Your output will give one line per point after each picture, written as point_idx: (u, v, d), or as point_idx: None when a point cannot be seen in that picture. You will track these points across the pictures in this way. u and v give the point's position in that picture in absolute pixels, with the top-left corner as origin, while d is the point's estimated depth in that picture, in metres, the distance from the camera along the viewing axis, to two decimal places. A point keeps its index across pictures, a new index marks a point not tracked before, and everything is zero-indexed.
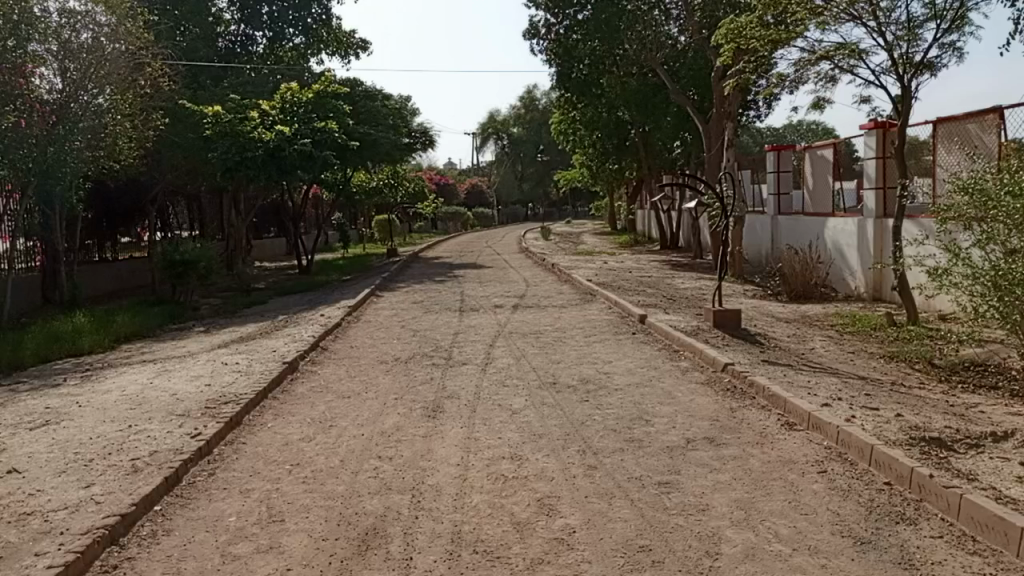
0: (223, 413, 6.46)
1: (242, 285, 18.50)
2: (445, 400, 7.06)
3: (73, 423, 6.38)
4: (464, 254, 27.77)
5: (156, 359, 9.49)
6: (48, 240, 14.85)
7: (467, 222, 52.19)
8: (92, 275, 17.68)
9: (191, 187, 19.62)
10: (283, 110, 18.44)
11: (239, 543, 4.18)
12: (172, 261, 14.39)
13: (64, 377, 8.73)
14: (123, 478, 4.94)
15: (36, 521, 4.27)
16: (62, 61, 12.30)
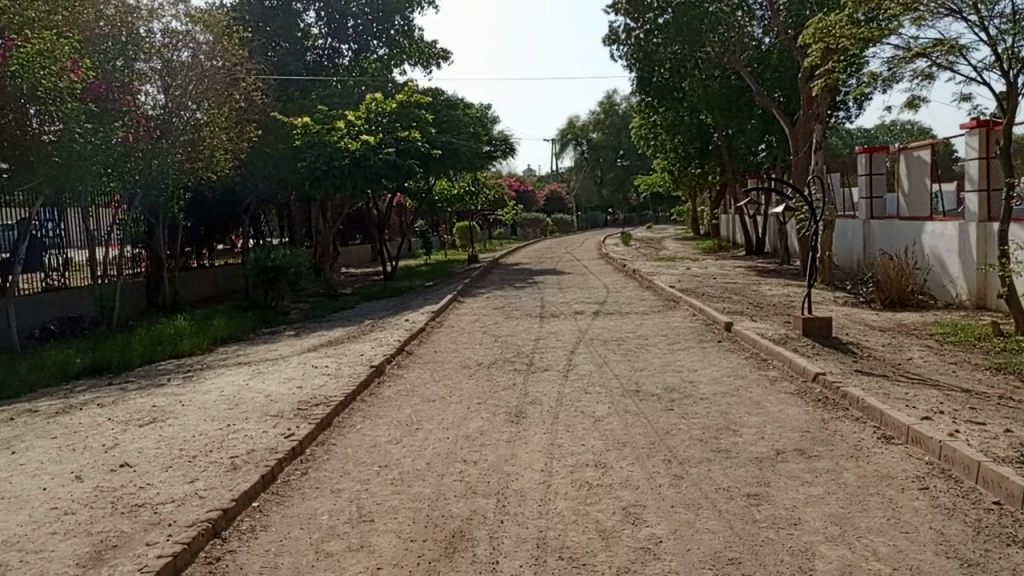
0: (314, 415, 6.69)
1: (330, 292, 19.08)
2: (528, 406, 7.10)
3: (177, 421, 6.73)
4: (544, 260, 27.86)
5: (252, 362, 9.93)
6: (153, 248, 15.72)
7: (547, 229, 52.34)
8: (192, 281, 18.60)
9: (281, 196, 20.36)
10: (369, 121, 18.93)
11: (331, 541, 4.32)
12: (264, 267, 14.99)
13: (167, 377, 9.21)
14: (224, 474, 5.18)
15: (147, 512, 4.51)
16: (166, 77, 13.03)
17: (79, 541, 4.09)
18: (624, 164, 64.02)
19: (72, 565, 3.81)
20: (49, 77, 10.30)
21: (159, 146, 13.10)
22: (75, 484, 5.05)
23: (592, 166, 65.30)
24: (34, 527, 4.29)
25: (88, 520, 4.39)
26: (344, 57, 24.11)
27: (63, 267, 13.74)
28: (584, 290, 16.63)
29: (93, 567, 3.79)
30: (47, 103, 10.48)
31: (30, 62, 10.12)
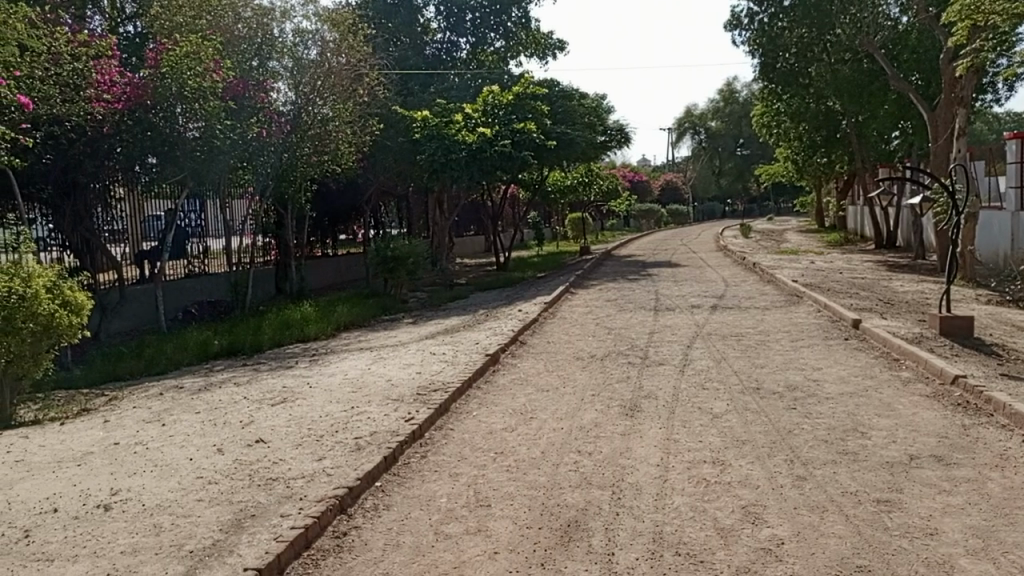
0: (433, 400, 6.89)
1: (445, 282, 19.55)
2: (643, 400, 7.02)
3: (306, 401, 7.12)
4: (658, 252, 27.41)
5: (373, 347, 10.33)
6: (282, 238, 16.61)
7: (662, 220, 51.34)
8: (317, 269, 19.53)
9: (400, 188, 21.00)
10: (486, 113, 19.16)
11: (450, 523, 4.45)
12: (384, 257, 15.52)
13: (296, 359, 9.74)
14: (350, 454, 5.43)
15: (281, 486, 4.79)
16: (296, 75, 13.68)
17: (222, 509, 4.40)
18: (744, 153, 61.84)
19: (217, 530, 4.10)
20: (195, 77, 11.05)
21: (290, 141, 13.72)
22: (217, 456, 5.44)
23: (710, 156, 63.49)
24: (184, 493, 4.66)
25: (229, 490, 4.72)
26: (462, 50, 24.41)
27: (203, 255, 14.76)
28: (701, 284, 16.24)
29: (234, 533, 4.07)
30: (194, 100, 11.20)
31: (179, 64, 10.89)
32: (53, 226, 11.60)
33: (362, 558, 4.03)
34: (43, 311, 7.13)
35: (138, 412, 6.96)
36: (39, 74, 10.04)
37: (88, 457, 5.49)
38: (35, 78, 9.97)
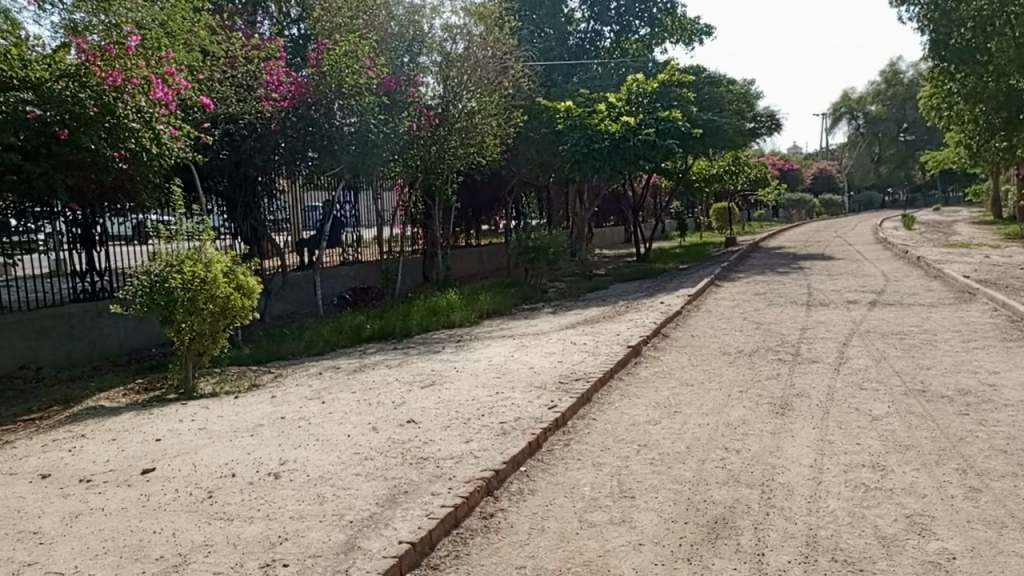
0: (575, 389, 6.93)
1: (586, 272, 19.54)
2: (794, 398, 6.72)
3: (453, 385, 7.37)
4: (810, 244, 26.01)
5: (515, 335, 10.52)
6: (429, 228, 17.19)
7: (814, 211, 48.67)
8: (460, 259, 20.10)
9: (542, 179, 21.16)
10: (630, 102, 18.85)
11: (594, 512, 4.47)
12: (526, 247, 15.71)
13: (443, 345, 10.09)
14: (495, 438, 5.56)
15: (431, 465, 4.99)
16: (444, 69, 13.99)
17: (378, 484, 4.65)
18: (908, 139, 57.31)
19: (373, 504, 4.34)
20: (351, 75, 11.75)
21: (437, 134, 14.03)
22: (372, 434, 5.74)
23: (869, 142, 59.38)
24: (343, 467, 4.97)
25: (384, 467, 4.98)
26: (605, 39, 24.24)
27: (356, 244, 15.59)
28: (859, 278, 15.26)
29: (389, 507, 4.29)
30: (350, 97, 11.90)
31: (338, 62, 11.65)
32: (227, 217, 12.50)
33: (509, 540, 4.13)
34: (220, 293, 7.81)
35: (301, 389, 7.49)
36: (217, 77, 11.21)
37: (258, 429, 5.96)
38: (214, 80, 11.12)
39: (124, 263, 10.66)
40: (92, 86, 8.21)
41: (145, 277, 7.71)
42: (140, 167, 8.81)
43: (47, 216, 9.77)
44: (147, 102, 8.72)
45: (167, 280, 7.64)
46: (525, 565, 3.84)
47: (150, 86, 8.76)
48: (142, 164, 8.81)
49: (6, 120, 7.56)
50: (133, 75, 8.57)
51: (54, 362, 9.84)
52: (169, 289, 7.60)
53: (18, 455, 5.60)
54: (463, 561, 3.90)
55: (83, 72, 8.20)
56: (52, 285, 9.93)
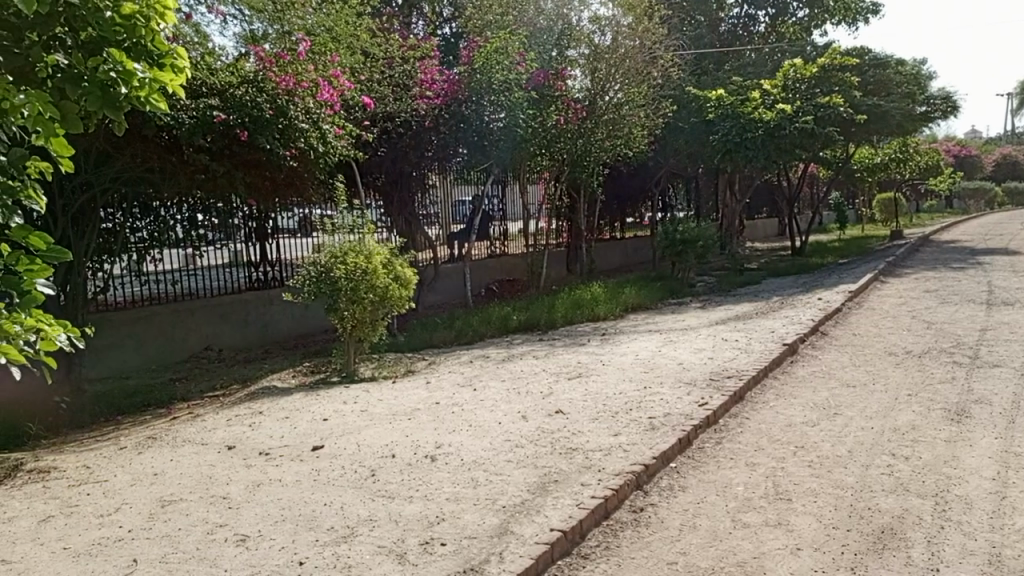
0: (726, 387, 6.74)
1: (735, 266, 18.91)
2: (973, 405, 6.19)
3: (600, 377, 7.38)
4: (991, 237, 23.71)
5: (663, 330, 10.36)
6: (574, 221, 17.25)
7: (996, 201, 44.22)
8: (604, 252, 20.07)
9: (690, 170, 20.62)
10: (786, 88, 17.97)
11: (748, 513, 4.34)
12: (673, 240, 15.38)
13: (589, 337, 10.11)
14: (644, 432, 5.52)
15: (581, 456, 5.03)
16: (593, 62, 13.82)
17: (529, 472, 4.75)
18: None
19: (525, 490, 4.44)
20: (502, 71, 11.99)
21: (585, 127, 13.96)
22: (522, 422, 5.87)
23: None
24: (495, 453, 5.11)
25: (534, 455, 5.08)
26: (760, 23, 23.15)
27: (503, 237, 15.97)
28: None
29: (540, 495, 4.37)
30: (501, 92, 12.09)
31: (490, 58, 11.90)
32: (384, 211, 13.13)
33: (659, 534, 4.10)
34: (380, 283, 8.24)
35: (454, 376, 7.77)
36: (377, 77, 11.75)
37: (415, 413, 6.25)
38: (373, 81, 11.65)
39: (293, 255, 11.47)
40: (269, 90, 8.87)
41: (313, 267, 8.26)
42: (309, 164, 9.46)
43: (227, 212, 10.68)
44: (315, 104, 9.29)
45: (332, 270, 8.14)
46: (677, 561, 3.79)
47: (318, 89, 9.33)
48: (311, 161, 9.43)
49: (197, 124, 8.35)
50: (303, 79, 9.14)
51: (233, 344, 10.79)
52: (334, 278, 8.10)
53: (206, 427, 6.20)
54: (614, 552, 3.91)
55: (261, 78, 8.88)
56: (231, 274, 10.88)
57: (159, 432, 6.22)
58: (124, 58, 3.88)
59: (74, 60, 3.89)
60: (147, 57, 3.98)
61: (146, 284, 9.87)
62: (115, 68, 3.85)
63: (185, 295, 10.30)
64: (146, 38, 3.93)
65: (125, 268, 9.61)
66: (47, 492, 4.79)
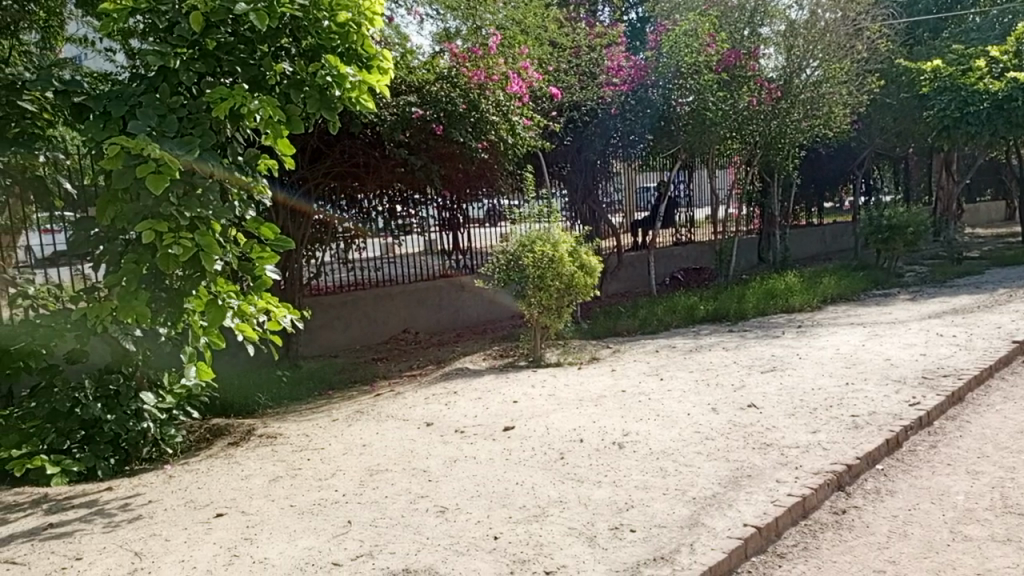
0: (943, 386, 6.15)
1: (953, 254, 17.11)
2: None
3: (796, 372, 7.00)
4: None
5: (867, 323, 9.62)
6: (766, 207, 16.46)
7: None
8: (799, 239, 18.97)
9: (900, 150, 18.89)
10: (1018, 54, 16.03)
11: (971, 525, 3.94)
12: (879, 227, 14.18)
13: (783, 330, 9.61)
14: (846, 431, 5.18)
15: (776, 452, 4.82)
16: (789, 38, 12.91)
17: (720, 465, 4.62)
18: None
19: (716, 483, 4.34)
20: (692, 53, 11.66)
21: (780, 108, 13.15)
22: (712, 414, 5.72)
23: None
24: (684, 444, 5.03)
25: (725, 448, 4.94)
26: None
27: (689, 224, 15.56)
28: None
29: (733, 489, 4.25)
30: (689, 76, 11.85)
31: (679, 42, 11.67)
32: (568, 201, 13.01)
33: (864, 540, 3.85)
34: (566, 271, 8.35)
35: (640, 365, 7.71)
36: (564, 67, 11.82)
37: (602, 400, 6.29)
38: (561, 70, 11.77)
39: (483, 243, 11.90)
40: (462, 85, 9.29)
41: (502, 255, 8.53)
42: (498, 155, 9.79)
43: (422, 203, 11.03)
44: (504, 97, 9.63)
45: (521, 258, 8.37)
46: (885, 569, 3.54)
47: (507, 81, 9.64)
48: (501, 153, 9.75)
49: (397, 121, 8.88)
50: (494, 72, 9.46)
51: (428, 327, 11.48)
52: (523, 266, 8.33)
53: (407, 404, 6.64)
54: (813, 553, 3.73)
55: (455, 74, 9.30)
56: (426, 261, 11.50)
57: (366, 407, 6.74)
58: (338, 64, 4.91)
59: (296, 68, 4.95)
60: (359, 60, 5.06)
61: (352, 271, 10.62)
62: (331, 74, 4.89)
63: (386, 281, 11.06)
64: (356, 44, 4.99)
65: (332, 256, 10.39)
66: (275, 455, 5.38)
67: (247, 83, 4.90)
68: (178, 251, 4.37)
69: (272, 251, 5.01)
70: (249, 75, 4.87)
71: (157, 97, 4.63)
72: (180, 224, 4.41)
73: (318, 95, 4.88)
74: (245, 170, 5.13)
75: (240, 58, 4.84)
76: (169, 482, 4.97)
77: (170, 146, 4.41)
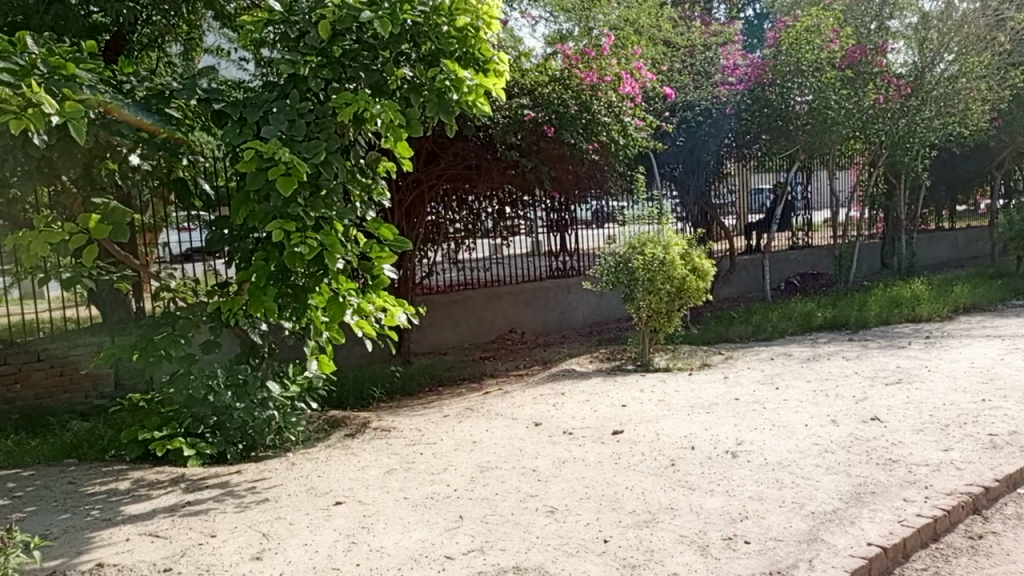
0: None
1: None
2: None
3: (926, 385, 6.59)
4: None
5: (1006, 335, 8.93)
6: (892, 210, 15.58)
7: None
8: (927, 245, 17.87)
9: None
10: None
11: None
12: (1019, 232, 13.12)
13: (909, 340, 9.06)
14: (983, 451, 4.84)
15: (903, 469, 4.56)
16: (922, 32, 12.16)
17: (840, 479, 4.42)
18: None
19: (836, 499, 4.15)
20: (811, 51, 11.20)
21: (909, 105, 12.39)
22: (833, 426, 5.47)
23: None
24: (801, 456, 4.85)
25: (846, 462, 4.72)
26: None
27: (807, 227, 14.93)
28: None
29: (855, 505, 4.05)
30: (810, 73, 11.35)
31: (800, 39, 11.17)
32: (680, 202, 12.92)
33: (1003, 568, 3.59)
34: (677, 274, 8.21)
35: (754, 372, 7.48)
36: (677, 67, 11.94)
37: (714, 407, 6.14)
38: (675, 70, 11.89)
39: (591, 245, 11.88)
40: (573, 87, 9.32)
41: (611, 257, 8.48)
42: (610, 156, 9.73)
43: (530, 204, 11.16)
44: (617, 97, 9.58)
45: (631, 260, 8.29)
46: None
47: (621, 82, 9.56)
48: (612, 153, 9.68)
49: (509, 123, 9.00)
50: (607, 73, 9.39)
51: (535, 328, 11.53)
52: (632, 269, 8.25)
53: (516, 403, 6.71)
54: None
55: (567, 76, 9.33)
56: (534, 262, 11.56)
57: (476, 404, 6.86)
58: (456, 68, 5.02)
59: (416, 73, 5.09)
60: (475, 63, 5.16)
61: (462, 270, 10.83)
62: (449, 77, 5.00)
63: (494, 281, 11.19)
64: (473, 48, 5.09)
65: (443, 256, 10.60)
66: (389, 447, 5.57)
67: (369, 88, 5.03)
68: (304, 250, 4.58)
69: (390, 252, 5.26)
70: (371, 80, 5.02)
71: (289, 103, 4.87)
72: (307, 224, 4.62)
73: (436, 99, 4.99)
74: (366, 174, 5.32)
75: (364, 64, 5.02)
76: (292, 468, 5.23)
77: (299, 149, 4.66)
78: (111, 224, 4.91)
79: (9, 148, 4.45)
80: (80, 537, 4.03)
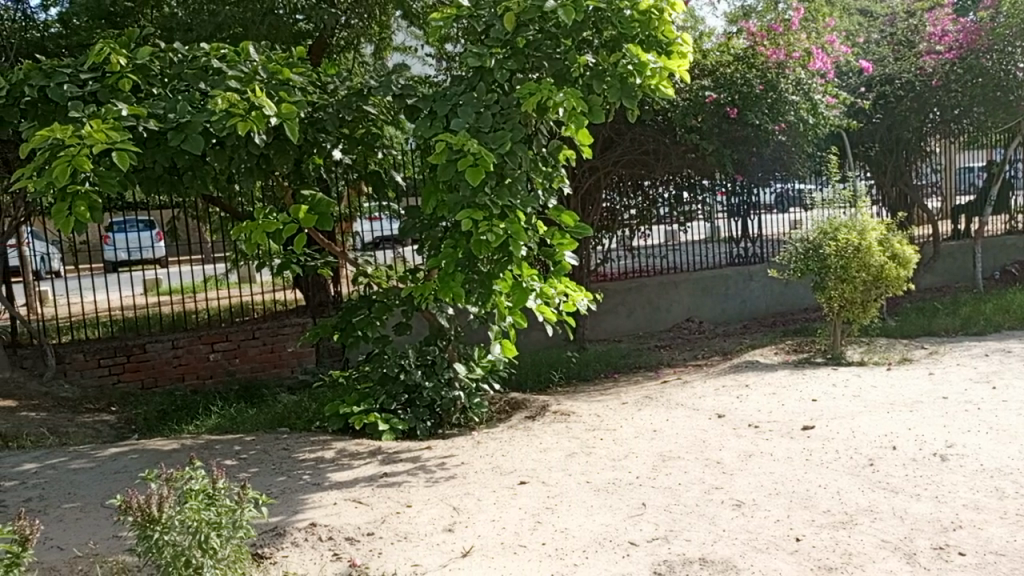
0: None
1: None
2: None
3: None
4: None
5: None
6: None
7: None
8: None
9: None
10: None
11: None
12: None
13: None
14: None
15: None
16: None
17: None
18: None
19: None
20: None
21: None
22: None
23: None
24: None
25: None
26: None
27: None
28: None
29: None
30: None
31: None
32: (877, 186, 12.04)
33: None
34: (874, 262, 7.62)
35: (964, 369, 6.80)
36: (875, 39, 11.58)
37: (918, 405, 5.66)
38: (871, 42, 11.54)
39: (774, 230, 11.39)
40: (759, 65, 8.94)
41: (801, 243, 8.03)
42: (797, 137, 9.25)
43: (708, 189, 10.91)
44: (806, 74, 9.11)
45: (822, 247, 7.82)
46: None
47: (811, 58, 9.05)
48: (801, 134, 9.21)
49: (689, 105, 8.78)
50: (796, 49, 8.93)
51: (713, 318, 11.16)
52: (824, 256, 7.78)
53: (697, 393, 6.55)
54: None
55: (751, 54, 8.96)
56: (713, 250, 11.21)
57: (655, 393, 6.78)
58: (639, 53, 4.98)
59: (599, 60, 5.08)
60: (658, 46, 5.09)
61: (636, 258, 10.71)
62: (632, 62, 4.97)
63: (671, 269, 10.98)
64: (656, 29, 5.04)
65: (618, 243, 10.55)
66: (570, 431, 5.65)
67: (552, 76, 5.08)
68: (490, 238, 4.72)
69: (572, 238, 5.28)
70: (554, 69, 5.08)
71: (476, 95, 5.03)
72: (492, 213, 4.76)
73: (619, 84, 4.94)
74: (549, 162, 5.38)
75: (547, 54, 5.09)
76: (478, 447, 5.46)
77: (487, 140, 4.81)
78: (318, 215, 5.34)
79: (235, 148, 4.87)
80: (295, 498, 4.46)
